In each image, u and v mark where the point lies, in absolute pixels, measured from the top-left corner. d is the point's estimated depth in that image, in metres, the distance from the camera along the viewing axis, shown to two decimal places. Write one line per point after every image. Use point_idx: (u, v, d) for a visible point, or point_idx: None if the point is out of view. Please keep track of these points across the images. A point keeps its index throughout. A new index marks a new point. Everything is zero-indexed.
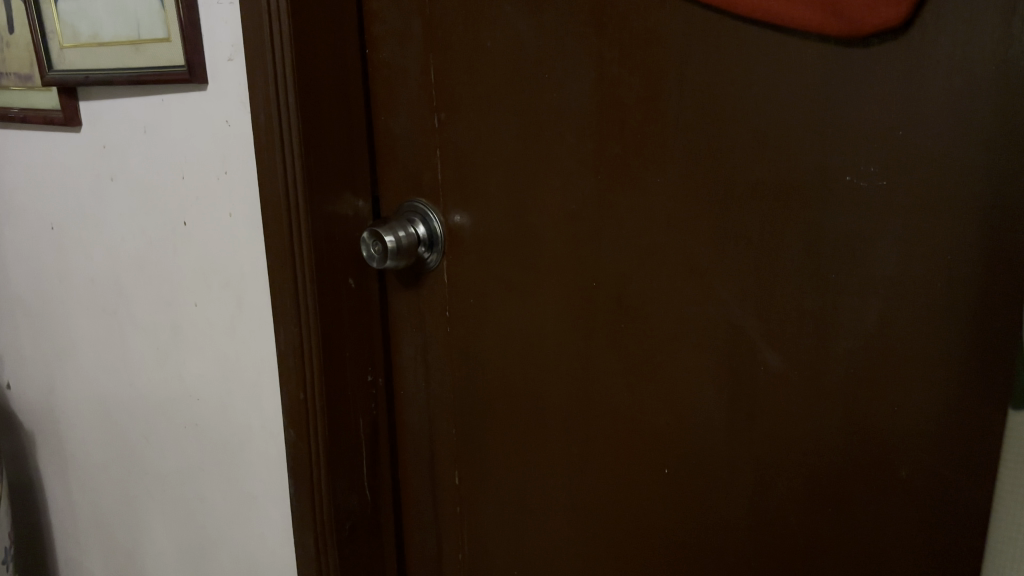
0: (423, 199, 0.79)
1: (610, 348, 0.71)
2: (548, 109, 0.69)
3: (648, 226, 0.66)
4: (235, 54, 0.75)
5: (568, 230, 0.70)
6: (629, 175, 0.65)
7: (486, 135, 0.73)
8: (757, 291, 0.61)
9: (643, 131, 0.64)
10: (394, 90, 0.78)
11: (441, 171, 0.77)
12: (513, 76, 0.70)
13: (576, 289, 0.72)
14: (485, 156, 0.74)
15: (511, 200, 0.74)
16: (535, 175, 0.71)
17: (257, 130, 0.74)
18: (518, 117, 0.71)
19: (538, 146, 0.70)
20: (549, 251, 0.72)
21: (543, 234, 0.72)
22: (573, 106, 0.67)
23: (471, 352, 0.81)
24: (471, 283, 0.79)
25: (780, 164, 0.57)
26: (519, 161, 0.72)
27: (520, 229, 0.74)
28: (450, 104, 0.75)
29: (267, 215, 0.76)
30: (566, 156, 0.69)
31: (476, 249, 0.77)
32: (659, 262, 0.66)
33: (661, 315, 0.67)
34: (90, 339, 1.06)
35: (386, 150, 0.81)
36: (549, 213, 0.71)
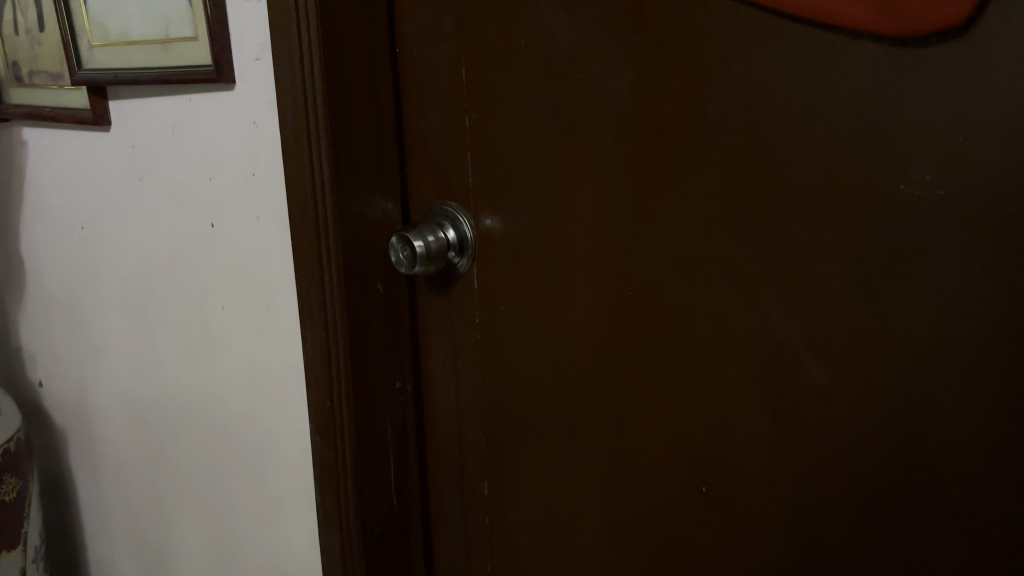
0: (452, 203, 0.78)
1: (646, 358, 0.68)
2: (583, 108, 0.66)
3: (687, 232, 0.63)
4: (263, 53, 0.74)
5: (602, 233, 0.68)
6: (665, 177, 0.63)
7: (520, 135, 0.71)
8: (802, 303, 0.58)
9: (681, 132, 0.61)
10: (423, 91, 0.76)
11: (472, 173, 0.75)
12: (546, 76, 0.67)
13: (609, 294, 0.69)
14: (517, 156, 0.72)
15: (544, 203, 0.71)
16: (569, 176, 0.69)
17: (285, 132, 0.72)
18: (552, 116, 0.68)
19: (572, 149, 0.68)
20: (583, 255, 0.70)
21: (576, 238, 0.70)
22: (607, 106, 0.65)
23: (501, 359, 0.79)
24: (501, 290, 0.77)
25: (827, 169, 0.54)
26: (551, 162, 0.69)
27: (553, 232, 0.71)
28: (482, 104, 0.72)
29: (294, 218, 0.75)
30: (599, 158, 0.66)
31: (508, 253, 0.75)
32: (696, 268, 0.63)
33: (699, 325, 0.64)
34: (121, 339, 1.05)
35: (415, 151, 0.79)
36: (583, 216, 0.69)
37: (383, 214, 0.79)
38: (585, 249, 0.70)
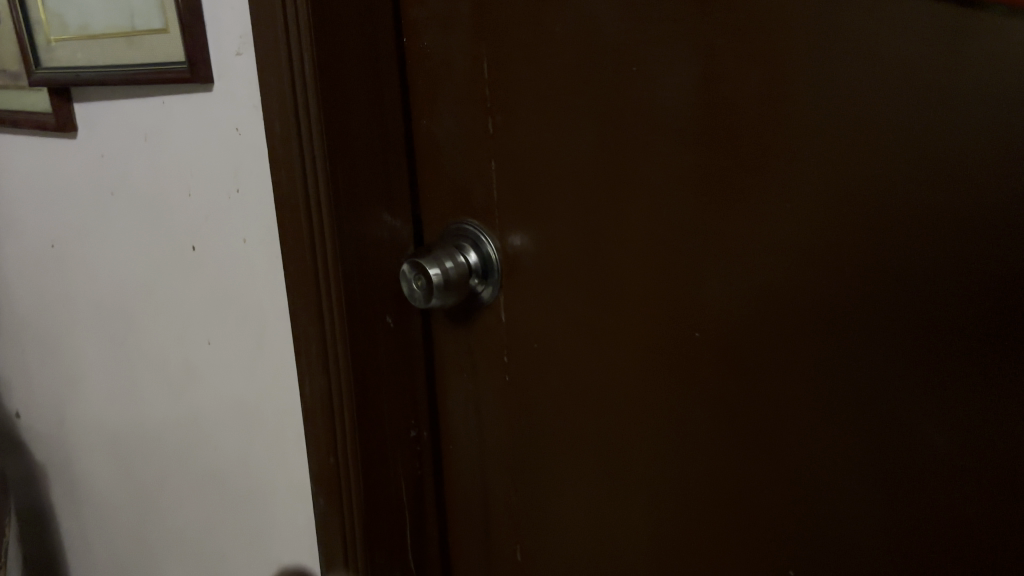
0: (473, 220, 0.66)
1: (714, 415, 0.55)
2: (632, 112, 0.53)
3: (768, 264, 0.50)
4: (244, 47, 0.62)
5: (655, 266, 0.56)
6: (736, 200, 0.50)
7: (554, 142, 0.59)
8: (922, 359, 0.45)
9: (756, 143, 0.48)
10: (436, 89, 0.64)
11: (495, 186, 0.63)
12: (587, 72, 0.55)
13: (664, 340, 0.57)
14: (552, 168, 0.59)
15: (583, 225, 0.59)
16: (614, 194, 0.56)
17: (272, 140, 0.61)
18: (593, 121, 0.56)
19: (621, 158, 0.55)
20: (631, 291, 0.58)
21: (623, 269, 0.58)
22: (662, 111, 0.52)
23: (536, 404, 0.67)
24: (532, 323, 0.65)
25: (969, 190, 0.41)
26: (593, 176, 0.57)
27: (594, 260, 0.59)
28: (507, 105, 0.60)
29: (286, 241, 0.63)
30: (652, 174, 0.54)
31: (540, 282, 0.63)
32: (775, 314, 0.50)
33: (783, 378, 0.51)
34: (99, 370, 0.94)
35: (427, 161, 0.67)
36: (631, 244, 0.56)
37: (392, 235, 0.67)
38: (633, 283, 0.57)
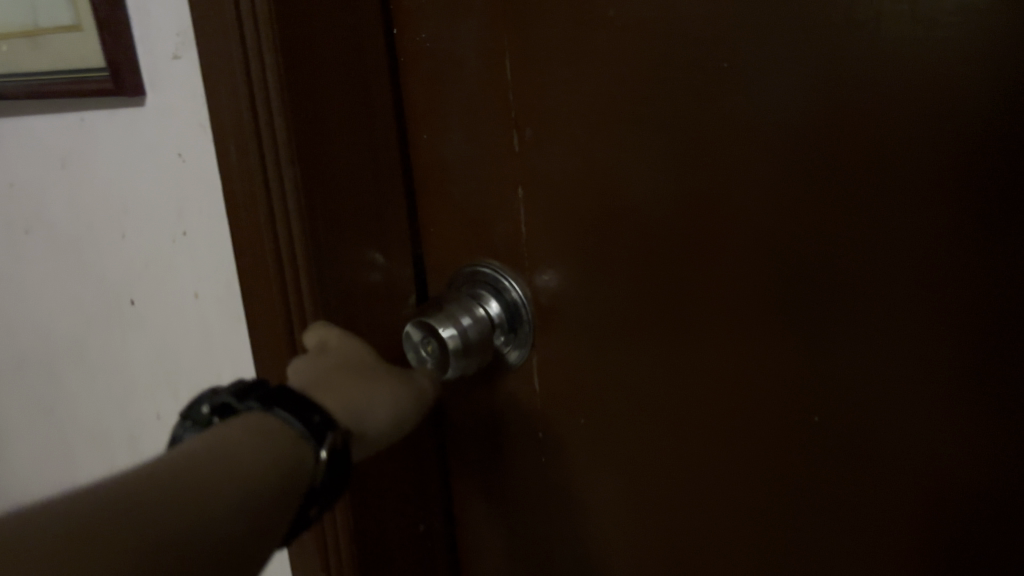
0: (490, 261, 0.51)
1: (846, 507, 0.43)
2: (729, 142, 0.39)
3: (937, 320, 0.37)
4: (183, 48, 0.47)
5: (765, 340, 0.42)
6: (890, 258, 0.37)
7: (610, 178, 0.44)
8: None
9: (924, 187, 0.34)
10: (432, 97, 0.49)
11: (518, 226, 0.49)
12: (655, 70, 0.40)
13: (777, 431, 0.44)
14: (605, 209, 0.45)
15: (653, 284, 0.45)
16: (699, 248, 0.42)
17: (229, 173, 0.46)
18: (669, 152, 0.41)
19: (707, 182, 0.41)
20: (728, 368, 0.44)
21: (714, 340, 0.44)
22: (781, 143, 0.38)
23: (589, 488, 0.53)
24: (572, 395, 0.51)
25: None
26: (666, 223, 0.43)
27: (669, 329, 0.45)
28: (536, 122, 0.45)
29: (254, 298, 0.49)
30: (761, 222, 0.40)
31: (587, 347, 0.49)
32: (941, 402, 0.38)
33: (957, 464, 0.38)
34: (27, 441, 0.78)
35: (423, 187, 0.53)
36: (727, 309, 0.43)
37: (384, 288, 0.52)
38: (730, 358, 0.44)
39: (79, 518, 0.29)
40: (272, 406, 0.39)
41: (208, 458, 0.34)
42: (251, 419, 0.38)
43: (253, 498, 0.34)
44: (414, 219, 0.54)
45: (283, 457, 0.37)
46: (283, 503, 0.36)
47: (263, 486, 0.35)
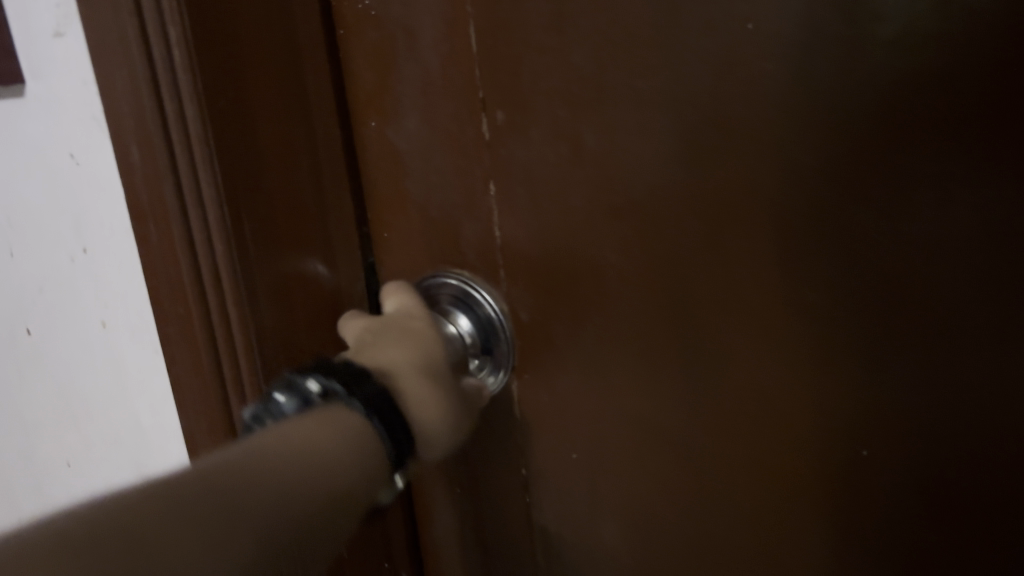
0: (455, 270, 0.42)
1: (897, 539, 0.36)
2: (768, 130, 0.33)
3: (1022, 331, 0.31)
4: (65, 23, 0.38)
5: (812, 367, 0.35)
6: (964, 255, 0.31)
7: (612, 175, 0.37)
8: None
9: (992, 158, 0.29)
10: (377, 75, 0.41)
11: (487, 228, 0.41)
12: (664, 29, 0.33)
13: (820, 472, 0.37)
14: (604, 213, 0.38)
15: (666, 302, 0.38)
16: (729, 258, 0.35)
17: (131, 175, 0.37)
18: (688, 141, 0.34)
19: (726, 161, 0.34)
20: (764, 399, 0.37)
21: (744, 365, 0.37)
22: (834, 128, 0.31)
23: (583, 526, 0.45)
24: (557, 424, 0.43)
25: None
26: (686, 230, 0.36)
27: (685, 352, 0.38)
28: (511, 102, 0.38)
29: (169, 327, 0.40)
30: (806, 224, 0.33)
31: (574, 371, 0.42)
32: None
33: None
34: None
35: (368, 184, 0.44)
36: (763, 329, 0.36)
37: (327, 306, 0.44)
38: (766, 388, 0.37)
39: (166, 492, 0.26)
40: (352, 394, 0.35)
41: (290, 450, 0.31)
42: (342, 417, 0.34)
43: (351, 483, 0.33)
44: (360, 221, 0.45)
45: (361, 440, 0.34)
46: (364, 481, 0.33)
47: (344, 467, 0.32)
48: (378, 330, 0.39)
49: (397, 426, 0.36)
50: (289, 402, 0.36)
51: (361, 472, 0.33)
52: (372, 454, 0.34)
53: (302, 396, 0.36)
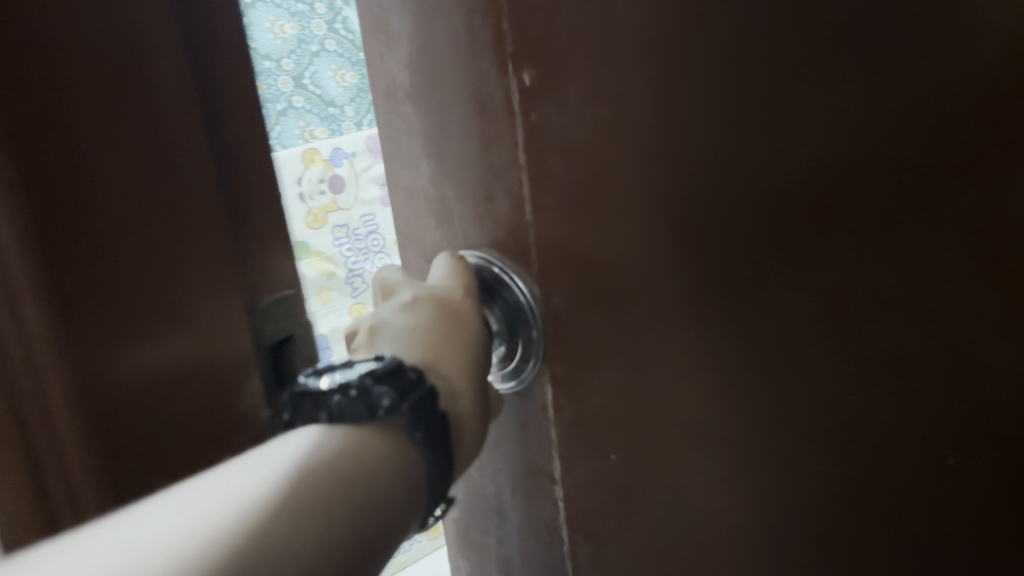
0: (485, 252, 0.39)
1: None
2: (857, 88, 0.26)
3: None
4: None
5: (866, 383, 0.28)
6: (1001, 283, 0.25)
7: (648, 150, 0.32)
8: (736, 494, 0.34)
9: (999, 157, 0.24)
10: (412, 31, 0.37)
11: (511, 205, 0.37)
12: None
13: (838, 504, 0.31)
14: (636, 190, 0.33)
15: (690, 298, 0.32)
16: (746, 250, 0.30)
17: None
18: (735, 121, 0.29)
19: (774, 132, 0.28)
20: (786, 417, 0.31)
21: (769, 378, 0.31)
22: (884, 106, 0.25)
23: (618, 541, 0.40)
24: (586, 426, 0.38)
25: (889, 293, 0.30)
26: (723, 221, 0.30)
27: (709, 361, 0.33)
28: (543, 63, 0.33)
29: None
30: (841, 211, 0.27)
31: (605, 366, 0.37)
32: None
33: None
34: None
35: (400, 147, 0.41)
36: (789, 339, 0.30)
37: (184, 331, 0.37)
38: (795, 406, 0.31)
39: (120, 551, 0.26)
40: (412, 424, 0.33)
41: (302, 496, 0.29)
42: (394, 442, 0.32)
43: (397, 509, 0.31)
44: None
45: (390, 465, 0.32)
46: (400, 521, 0.31)
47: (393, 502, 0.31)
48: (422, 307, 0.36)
49: (442, 460, 0.34)
50: (347, 405, 0.32)
51: (405, 506, 0.32)
52: (415, 487, 0.32)
53: (364, 406, 0.32)
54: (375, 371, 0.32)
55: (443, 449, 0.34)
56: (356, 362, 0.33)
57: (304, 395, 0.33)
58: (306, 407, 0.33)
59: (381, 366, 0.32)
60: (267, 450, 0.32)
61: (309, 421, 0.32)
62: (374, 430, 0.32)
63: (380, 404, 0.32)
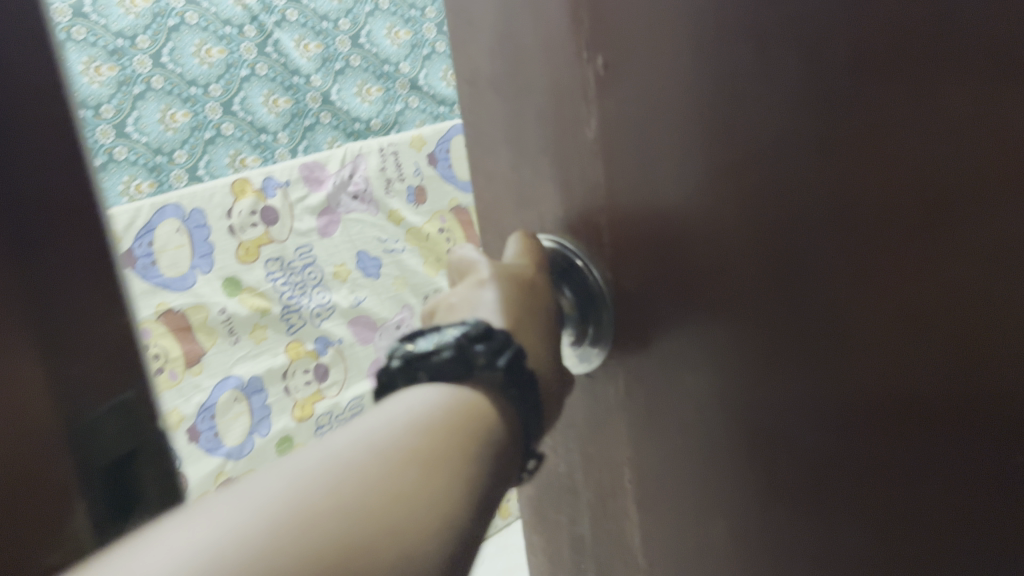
0: (566, 235, 0.41)
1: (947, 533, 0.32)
2: (944, 72, 0.26)
3: None
4: None
5: (954, 351, 0.29)
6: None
7: (728, 130, 0.32)
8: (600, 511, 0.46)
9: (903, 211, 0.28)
10: (492, 22, 0.39)
11: (585, 187, 0.39)
12: None
13: (929, 472, 0.31)
14: (717, 171, 0.33)
15: (761, 272, 0.33)
16: (811, 219, 0.31)
17: None
18: (807, 108, 0.29)
19: (833, 108, 0.29)
20: (873, 395, 0.31)
21: (846, 351, 0.32)
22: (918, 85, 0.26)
23: (685, 507, 0.41)
24: (653, 404, 0.40)
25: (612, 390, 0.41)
26: (802, 200, 0.31)
27: (786, 339, 0.34)
28: (615, 49, 0.34)
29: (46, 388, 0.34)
30: (882, 185, 0.28)
31: (677, 340, 0.38)
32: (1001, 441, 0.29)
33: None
34: None
35: (484, 133, 0.44)
36: (880, 315, 0.30)
37: None
38: (883, 381, 0.31)
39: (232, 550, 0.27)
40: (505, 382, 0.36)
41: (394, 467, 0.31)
42: (488, 397, 0.36)
43: (495, 461, 0.35)
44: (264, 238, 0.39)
45: (489, 418, 0.35)
46: (491, 464, 0.35)
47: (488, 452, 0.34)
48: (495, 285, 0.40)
49: (530, 414, 0.37)
50: (447, 364, 0.36)
51: (500, 457, 0.35)
52: (514, 439, 0.36)
53: (462, 364, 0.36)
54: (470, 333, 0.37)
55: (532, 403, 0.38)
56: (444, 328, 0.38)
57: (404, 362, 0.37)
58: (404, 372, 0.37)
59: (473, 329, 0.37)
60: (384, 406, 0.35)
61: (407, 383, 0.36)
62: (474, 387, 0.36)
63: (474, 358, 0.36)
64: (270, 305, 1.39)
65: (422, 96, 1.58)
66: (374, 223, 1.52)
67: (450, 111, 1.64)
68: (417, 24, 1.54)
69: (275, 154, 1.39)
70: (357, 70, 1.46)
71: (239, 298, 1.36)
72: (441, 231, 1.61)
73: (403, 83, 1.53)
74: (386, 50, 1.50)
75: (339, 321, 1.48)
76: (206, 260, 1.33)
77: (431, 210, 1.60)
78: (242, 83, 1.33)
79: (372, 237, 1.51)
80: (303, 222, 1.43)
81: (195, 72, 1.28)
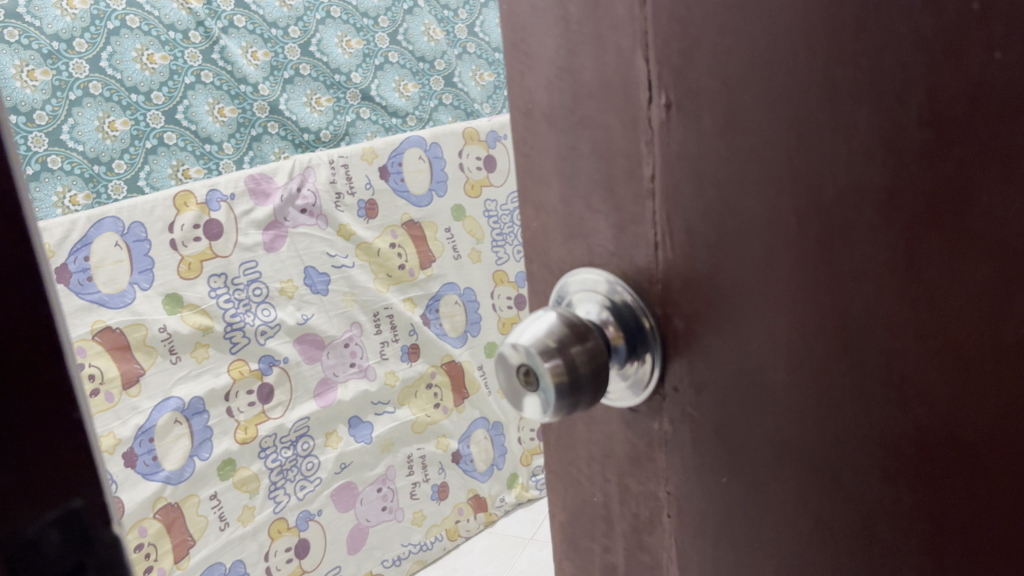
0: (599, 268, 0.40)
1: None
2: None
3: None
4: None
5: (1000, 435, 0.27)
6: None
7: (784, 178, 0.31)
8: (628, 552, 0.45)
9: (959, 259, 0.27)
10: (552, 54, 0.38)
11: (641, 225, 0.37)
12: (842, 47, 0.28)
13: (963, 554, 0.29)
14: (768, 221, 0.32)
15: (804, 306, 0.32)
16: (854, 253, 0.29)
17: None
18: (868, 151, 0.28)
19: (884, 139, 0.27)
20: (906, 457, 0.30)
21: (887, 419, 0.30)
22: (981, 125, 0.25)
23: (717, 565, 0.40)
24: (692, 454, 0.39)
25: (655, 435, 0.41)
26: (858, 256, 0.29)
27: (833, 397, 0.32)
28: (683, 89, 0.33)
29: (88, 416, 0.25)
30: (932, 224, 0.27)
31: (717, 392, 0.37)
32: None
33: None
34: None
35: (535, 164, 0.42)
36: (925, 386, 0.29)
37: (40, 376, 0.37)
38: (920, 450, 0.29)
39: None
40: None
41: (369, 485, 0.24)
42: None
43: None
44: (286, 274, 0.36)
45: None
46: None
47: None
48: (519, 348, 0.37)
49: None
50: None
51: None
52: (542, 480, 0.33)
53: None
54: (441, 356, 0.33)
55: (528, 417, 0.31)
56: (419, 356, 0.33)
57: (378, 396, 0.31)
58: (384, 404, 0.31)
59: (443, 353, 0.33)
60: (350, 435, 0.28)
61: None
62: None
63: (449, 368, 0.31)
64: (214, 324, 1.39)
65: (374, 107, 1.61)
66: (320, 237, 1.53)
67: (403, 124, 1.67)
68: (369, 33, 1.58)
69: (219, 166, 1.40)
70: (306, 79, 1.50)
71: (180, 317, 1.35)
72: (392, 246, 1.64)
73: (354, 93, 1.57)
74: (337, 60, 1.54)
75: (284, 339, 1.49)
76: (145, 277, 1.31)
77: (382, 225, 1.63)
78: (187, 90, 1.33)
79: (321, 252, 1.53)
80: (247, 235, 1.43)
81: (135, 78, 1.27)
